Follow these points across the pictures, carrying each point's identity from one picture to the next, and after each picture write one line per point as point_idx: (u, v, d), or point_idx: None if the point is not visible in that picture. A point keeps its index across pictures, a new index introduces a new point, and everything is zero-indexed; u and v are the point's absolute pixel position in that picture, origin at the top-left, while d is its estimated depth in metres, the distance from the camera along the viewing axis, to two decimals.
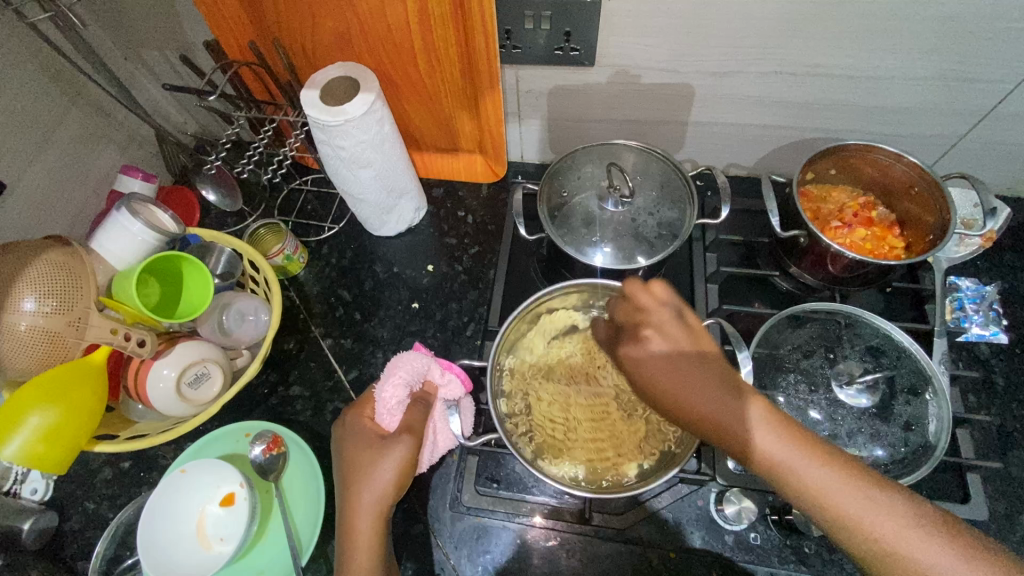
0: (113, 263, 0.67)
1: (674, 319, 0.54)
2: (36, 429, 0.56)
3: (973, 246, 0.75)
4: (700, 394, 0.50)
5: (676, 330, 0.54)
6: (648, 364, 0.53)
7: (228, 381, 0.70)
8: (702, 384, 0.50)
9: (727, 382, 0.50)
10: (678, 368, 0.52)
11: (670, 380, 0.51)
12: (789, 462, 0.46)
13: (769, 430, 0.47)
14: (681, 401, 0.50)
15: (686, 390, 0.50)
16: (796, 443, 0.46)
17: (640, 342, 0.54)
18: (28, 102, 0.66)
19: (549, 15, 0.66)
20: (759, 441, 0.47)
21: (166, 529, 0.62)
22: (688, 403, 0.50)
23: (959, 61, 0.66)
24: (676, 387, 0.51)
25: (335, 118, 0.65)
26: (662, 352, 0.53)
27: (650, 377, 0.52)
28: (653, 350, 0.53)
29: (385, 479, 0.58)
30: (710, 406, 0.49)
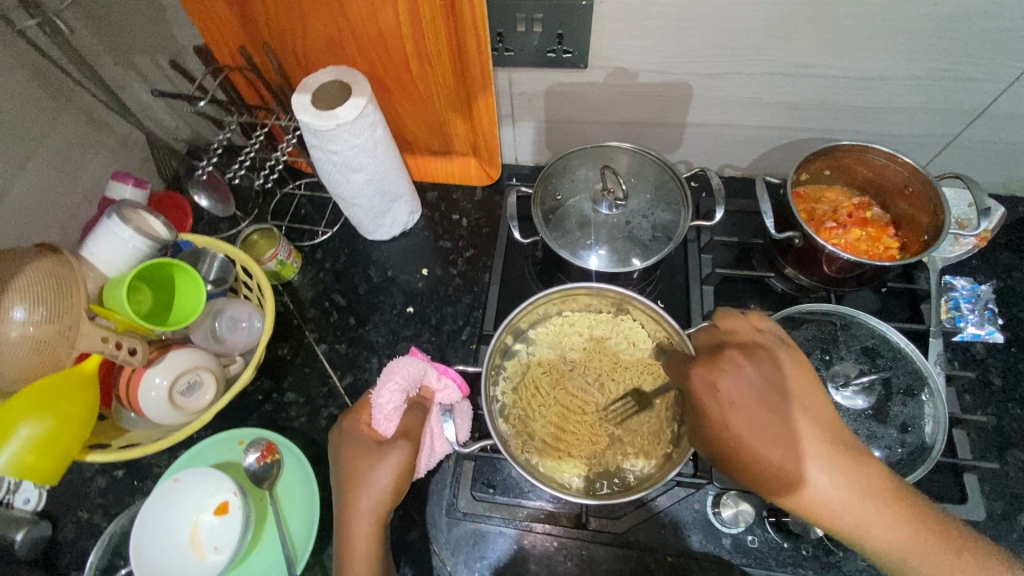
0: (103, 271, 0.66)
1: (750, 357, 0.50)
2: (26, 440, 0.56)
3: (968, 245, 0.75)
4: (777, 444, 0.47)
5: (758, 365, 0.50)
6: (732, 399, 0.48)
7: (220, 388, 0.70)
8: (778, 430, 0.47)
9: (804, 431, 0.48)
10: (765, 407, 0.48)
11: (754, 428, 0.47)
12: (852, 511, 0.47)
13: (834, 477, 0.48)
14: (759, 451, 0.47)
15: (767, 439, 0.47)
16: (859, 488, 0.48)
17: (722, 377, 0.48)
18: (18, 109, 0.66)
19: (541, 18, 0.66)
20: (824, 493, 0.47)
21: (159, 540, 0.61)
22: (767, 454, 0.47)
23: (951, 60, 0.66)
24: (761, 434, 0.47)
25: (326, 122, 0.65)
26: (750, 392, 0.48)
27: (727, 418, 0.48)
28: (735, 386, 0.48)
29: (382, 484, 0.58)
30: (788, 455, 0.47)
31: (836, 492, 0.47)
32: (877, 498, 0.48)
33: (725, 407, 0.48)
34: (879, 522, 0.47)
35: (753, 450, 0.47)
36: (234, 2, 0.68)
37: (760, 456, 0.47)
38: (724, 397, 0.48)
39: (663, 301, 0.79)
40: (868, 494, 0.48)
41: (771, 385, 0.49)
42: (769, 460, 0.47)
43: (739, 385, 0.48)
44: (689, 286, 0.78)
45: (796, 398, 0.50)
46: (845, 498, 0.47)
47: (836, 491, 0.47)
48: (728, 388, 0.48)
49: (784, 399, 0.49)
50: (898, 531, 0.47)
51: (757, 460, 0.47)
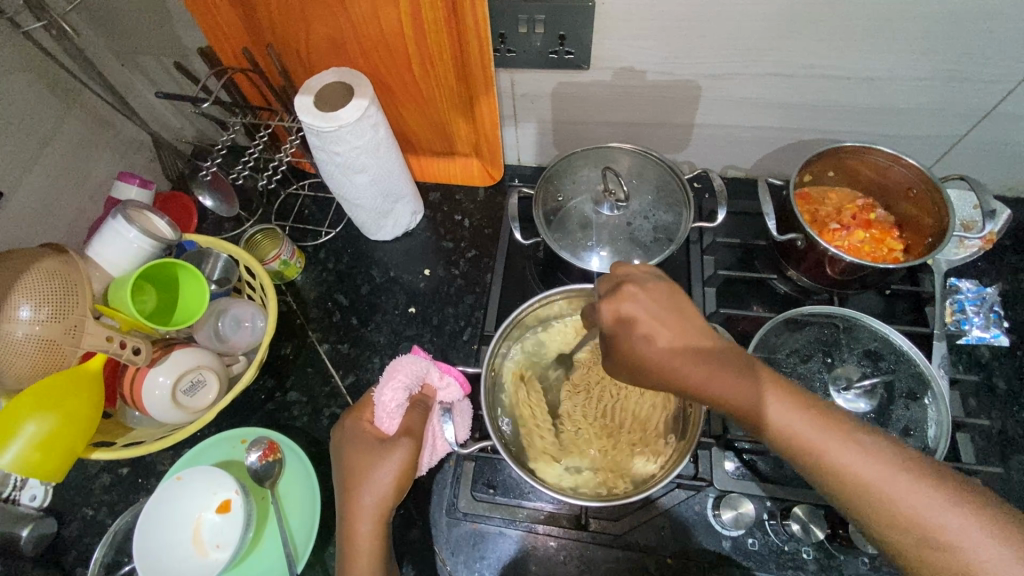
0: (108, 270, 0.67)
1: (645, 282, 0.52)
2: (32, 438, 0.56)
3: (972, 247, 0.74)
4: (670, 353, 0.49)
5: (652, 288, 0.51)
6: (639, 321, 0.50)
7: (223, 387, 0.70)
8: (673, 341, 0.49)
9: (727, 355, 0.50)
10: (668, 328, 0.50)
11: (646, 343, 0.49)
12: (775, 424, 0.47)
13: (779, 405, 0.48)
14: (649, 359, 0.49)
15: (660, 353, 0.49)
16: (807, 420, 0.47)
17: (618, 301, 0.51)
18: (24, 110, 0.67)
19: (542, 19, 0.66)
20: (767, 413, 0.48)
21: (162, 538, 0.62)
22: (658, 362, 0.49)
23: (956, 61, 0.66)
24: (652, 347, 0.49)
25: (329, 124, 0.65)
26: (647, 310, 0.50)
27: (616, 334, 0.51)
28: (629, 304, 0.51)
29: (384, 482, 0.58)
30: (689, 366, 0.49)
31: (770, 407, 0.47)
32: (817, 419, 0.47)
33: (633, 325, 0.50)
34: (831, 443, 0.45)
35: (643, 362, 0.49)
36: (238, 4, 0.68)
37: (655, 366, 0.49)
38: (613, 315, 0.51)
39: None
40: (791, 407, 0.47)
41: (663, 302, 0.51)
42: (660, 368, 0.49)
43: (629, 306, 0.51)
44: (692, 288, 0.78)
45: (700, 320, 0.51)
46: (767, 410, 0.47)
47: (749, 399, 0.48)
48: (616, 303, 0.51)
49: (681, 315, 0.50)
50: (834, 446, 0.45)
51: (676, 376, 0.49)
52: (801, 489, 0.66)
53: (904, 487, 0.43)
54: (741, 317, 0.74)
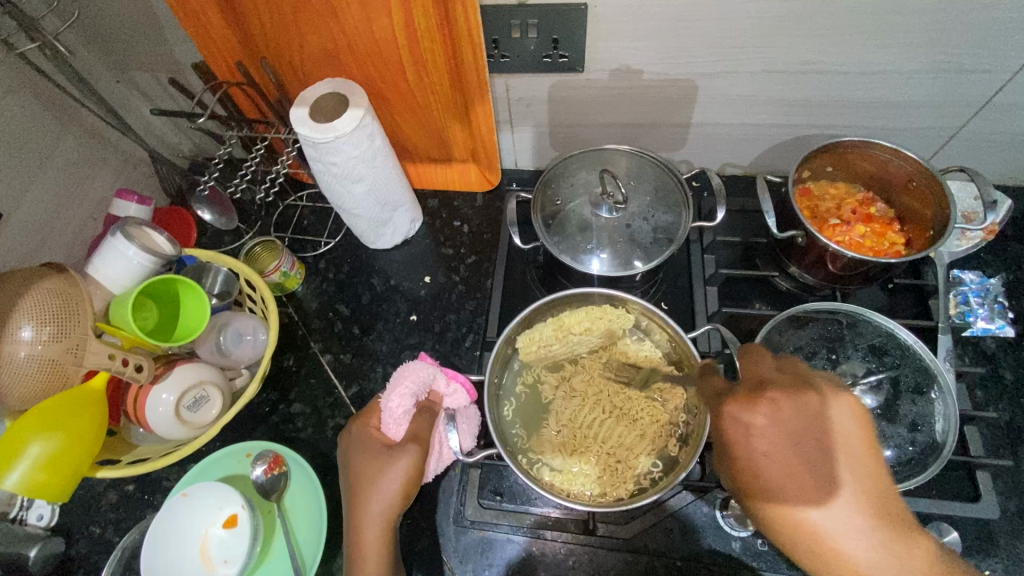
0: (110, 287, 0.67)
1: (803, 402, 0.46)
2: (37, 459, 0.56)
3: (975, 239, 0.73)
4: (819, 502, 0.44)
5: (806, 406, 0.46)
6: (766, 445, 0.45)
7: (227, 401, 0.70)
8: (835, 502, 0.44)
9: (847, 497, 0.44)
10: (798, 464, 0.45)
11: (799, 490, 0.45)
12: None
13: (876, 558, 0.43)
14: (799, 513, 0.44)
15: (802, 494, 0.45)
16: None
17: (757, 416, 0.46)
18: (21, 131, 0.67)
19: (536, 23, 0.66)
20: (856, 554, 0.43)
21: (170, 555, 0.62)
22: (820, 524, 0.44)
23: (951, 53, 0.66)
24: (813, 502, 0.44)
25: (325, 135, 0.65)
26: (776, 435, 0.45)
27: (758, 467, 0.45)
28: (770, 425, 0.46)
29: (391, 488, 0.58)
30: (799, 498, 0.44)
31: (861, 553, 0.43)
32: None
33: (754, 448, 0.46)
34: None
35: (793, 511, 0.44)
36: (231, 18, 0.69)
37: (810, 527, 0.44)
38: (756, 439, 0.46)
39: (666, 302, 0.78)
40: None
41: (819, 433, 0.46)
42: (786, 503, 0.45)
43: (772, 428, 0.46)
44: (693, 288, 0.78)
45: (829, 458, 0.45)
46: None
47: (884, 574, 0.43)
48: (759, 422, 0.46)
49: (839, 451, 0.46)
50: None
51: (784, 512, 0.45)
52: None
53: None
54: (743, 316, 0.74)
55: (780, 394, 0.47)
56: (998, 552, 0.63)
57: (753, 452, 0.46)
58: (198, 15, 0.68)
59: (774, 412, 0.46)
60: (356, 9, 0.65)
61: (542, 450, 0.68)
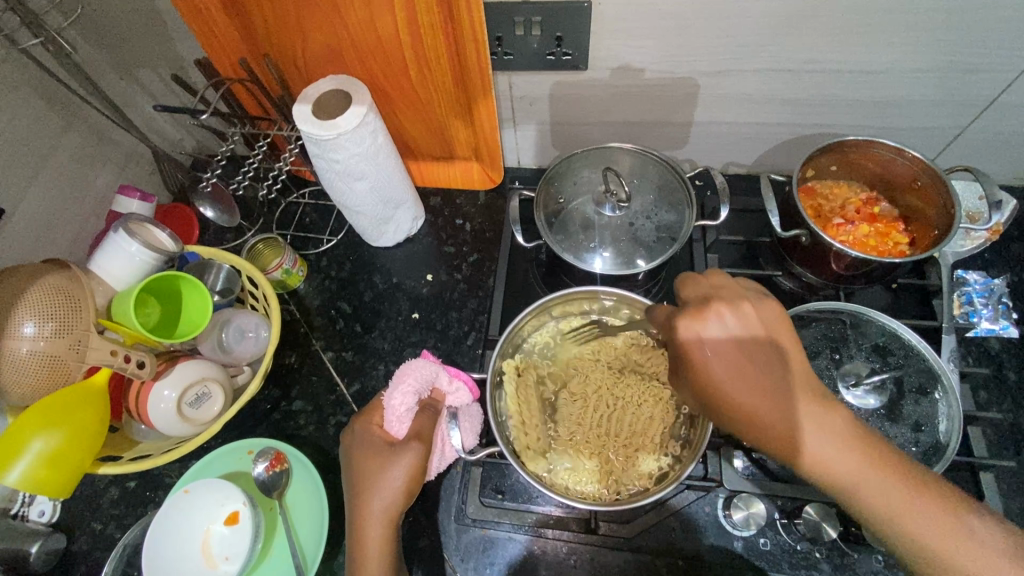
0: (112, 283, 0.67)
1: (753, 311, 0.51)
2: (39, 455, 0.56)
3: (979, 239, 0.73)
4: (771, 405, 0.49)
5: (746, 314, 0.51)
6: (711, 348, 0.50)
7: (229, 398, 0.70)
8: (775, 389, 0.49)
9: (787, 378, 0.50)
10: (734, 353, 0.50)
11: (742, 393, 0.49)
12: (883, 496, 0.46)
13: (821, 436, 0.48)
14: (739, 401, 0.49)
15: (737, 382, 0.49)
16: (851, 450, 0.47)
17: (707, 321, 0.51)
18: (24, 126, 0.67)
19: (539, 21, 0.66)
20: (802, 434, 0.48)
21: (171, 551, 0.62)
22: (753, 406, 0.49)
23: (956, 52, 0.65)
24: (760, 399, 0.49)
25: (328, 131, 0.65)
26: (725, 330, 0.50)
27: (706, 366, 0.50)
28: (722, 331, 0.51)
29: (395, 486, 0.58)
30: (737, 387, 0.49)
31: (805, 429, 0.48)
32: (854, 449, 0.47)
33: (698, 350, 0.50)
34: (864, 468, 0.47)
35: (736, 408, 0.49)
36: (234, 14, 0.69)
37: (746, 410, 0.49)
38: (700, 336, 0.51)
39: (669, 302, 0.78)
40: (890, 473, 0.47)
41: (756, 333, 0.51)
42: (725, 390, 0.49)
43: (726, 332, 0.50)
44: None
45: (762, 352, 0.50)
46: (876, 482, 0.47)
47: (830, 454, 0.47)
48: (711, 326, 0.51)
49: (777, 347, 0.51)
50: (932, 527, 0.45)
51: (728, 403, 0.49)
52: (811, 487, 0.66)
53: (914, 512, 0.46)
54: None
55: (730, 301, 0.52)
56: None
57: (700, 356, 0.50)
58: (202, 12, 0.68)
59: (728, 309, 0.51)
60: (360, 6, 0.65)
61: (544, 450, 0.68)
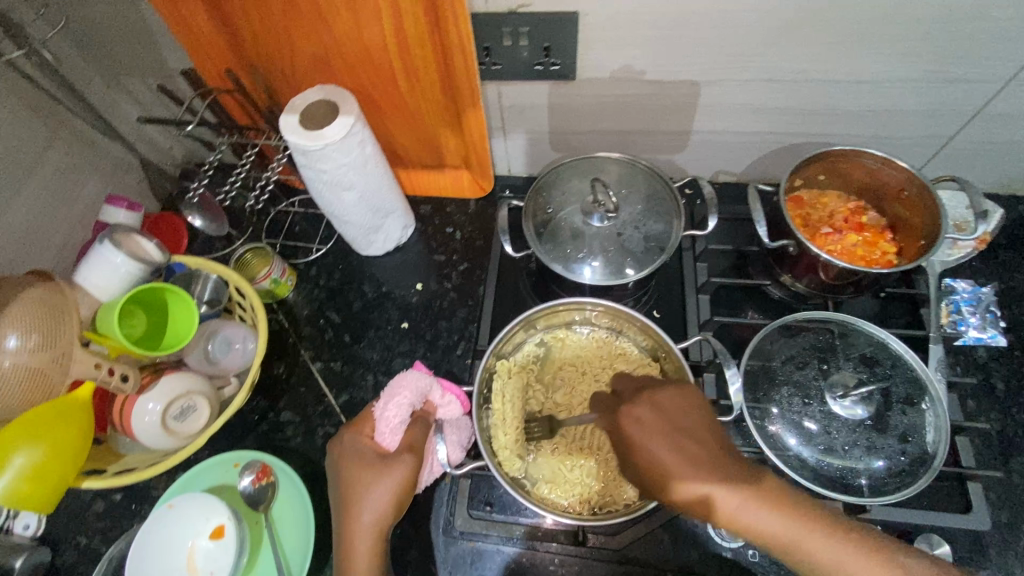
0: (97, 295, 0.66)
1: (669, 392, 0.56)
2: (21, 469, 0.56)
3: (966, 248, 0.73)
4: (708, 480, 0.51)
5: (674, 393, 0.56)
6: (642, 429, 0.54)
7: (215, 411, 0.70)
8: (712, 465, 0.51)
9: (720, 457, 0.52)
10: (667, 433, 0.54)
11: (682, 472, 0.51)
12: (821, 554, 0.48)
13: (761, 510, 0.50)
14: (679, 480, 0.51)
15: (677, 458, 0.52)
16: (792, 520, 0.49)
17: (638, 408, 0.56)
18: (9, 137, 0.66)
19: (527, 31, 0.66)
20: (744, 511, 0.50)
21: (156, 566, 0.61)
22: (697, 483, 0.50)
23: (943, 63, 0.66)
24: (699, 471, 0.51)
25: (314, 142, 0.65)
26: (655, 413, 0.55)
27: (645, 447, 0.53)
28: (650, 413, 0.55)
29: (383, 499, 0.57)
30: (677, 465, 0.52)
31: (747, 504, 0.49)
32: (795, 519, 0.50)
33: (635, 431, 0.55)
34: (806, 535, 0.49)
35: (680, 488, 0.51)
36: (221, 24, 0.68)
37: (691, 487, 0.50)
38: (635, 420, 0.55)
39: (658, 311, 0.78)
40: (830, 539, 0.49)
41: (685, 414, 0.55)
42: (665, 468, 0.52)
43: (654, 414, 0.55)
44: (685, 296, 0.77)
45: (692, 432, 0.54)
46: (809, 541, 0.49)
47: (773, 524, 0.49)
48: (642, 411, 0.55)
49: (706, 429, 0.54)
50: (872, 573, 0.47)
51: (670, 482, 0.51)
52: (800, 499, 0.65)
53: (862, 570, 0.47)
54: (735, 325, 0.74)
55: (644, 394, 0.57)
56: (990, 564, 0.62)
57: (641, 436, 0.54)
58: (188, 21, 0.68)
59: (655, 400, 0.56)
60: (347, 16, 0.65)
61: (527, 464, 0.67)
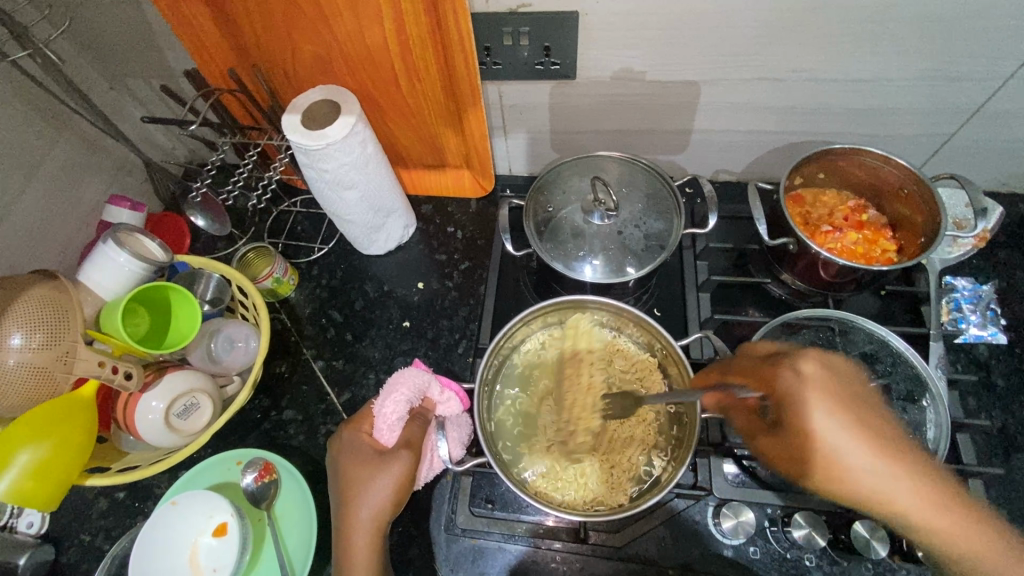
0: (101, 294, 0.67)
1: (832, 354, 0.50)
2: (25, 467, 0.56)
3: (966, 245, 0.74)
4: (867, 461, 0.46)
5: (836, 361, 0.50)
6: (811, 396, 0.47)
7: (218, 408, 0.70)
8: (880, 446, 0.46)
9: (886, 438, 0.47)
10: (835, 404, 0.47)
11: (850, 445, 0.46)
12: (962, 534, 0.46)
13: (915, 495, 0.46)
14: (841, 459, 0.46)
15: (842, 436, 0.46)
16: (946, 508, 0.46)
17: (804, 368, 0.48)
18: (13, 137, 0.67)
19: (527, 31, 0.66)
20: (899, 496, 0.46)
21: (158, 563, 0.61)
22: (856, 466, 0.46)
23: (941, 61, 0.66)
24: (868, 451, 0.46)
25: (316, 142, 0.65)
26: (820, 380, 0.48)
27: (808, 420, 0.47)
28: (821, 373, 0.48)
29: (383, 495, 0.57)
30: (841, 445, 0.46)
31: (903, 490, 0.45)
32: (951, 506, 0.46)
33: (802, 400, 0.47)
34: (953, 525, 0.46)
35: (845, 471, 0.46)
36: (223, 24, 0.69)
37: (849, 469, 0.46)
38: (799, 384, 0.48)
39: (659, 309, 0.78)
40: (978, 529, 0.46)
41: (848, 383, 0.48)
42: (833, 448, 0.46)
43: (821, 377, 0.48)
44: (685, 294, 0.78)
45: (858, 406, 0.47)
46: (961, 532, 0.46)
47: (926, 512, 0.46)
48: (811, 370, 0.48)
49: (868, 402, 0.48)
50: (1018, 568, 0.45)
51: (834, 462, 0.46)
52: (800, 495, 0.66)
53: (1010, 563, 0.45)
54: (736, 323, 0.74)
55: (801, 352, 0.50)
56: None
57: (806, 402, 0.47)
58: (191, 22, 0.68)
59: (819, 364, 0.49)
60: (349, 17, 0.65)
61: (529, 462, 0.67)
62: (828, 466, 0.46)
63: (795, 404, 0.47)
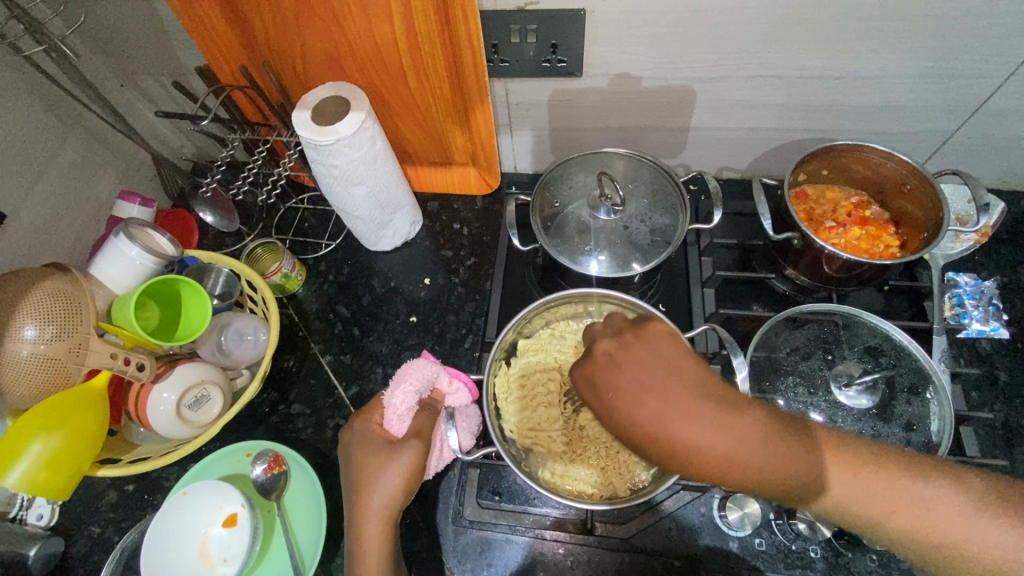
0: (112, 287, 0.67)
1: (647, 339, 0.51)
2: (38, 457, 0.57)
3: (969, 241, 0.74)
4: (730, 439, 0.44)
5: (645, 348, 0.50)
6: (624, 390, 0.48)
7: (228, 401, 0.71)
8: (738, 424, 0.45)
9: (725, 412, 0.46)
10: (663, 391, 0.47)
11: (756, 451, 0.44)
12: (890, 492, 0.44)
13: (823, 462, 0.45)
14: (705, 448, 0.44)
15: (711, 420, 0.45)
16: (861, 471, 0.44)
17: (617, 365, 0.49)
18: (26, 132, 0.68)
19: (535, 29, 0.67)
20: (809, 465, 0.44)
21: (169, 552, 0.62)
22: (735, 450, 0.44)
23: (943, 59, 0.67)
24: (699, 430, 0.45)
25: (326, 137, 0.66)
26: (639, 375, 0.48)
27: (637, 411, 0.46)
28: (622, 372, 0.49)
29: (393, 485, 0.58)
30: (696, 429, 0.45)
31: (808, 459, 0.45)
32: (848, 467, 0.45)
33: (626, 395, 0.47)
34: (871, 485, 0.44)
35: (675, 452, 0.45)
36: (235, 22, 0.70)
37: (729, 456, 0.44)
38: (615, 382, 0.48)
39: (664, 304, 0.79)
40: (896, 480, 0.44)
41: (660, 365, 0.48)
42: (691, 439, 0.44)
43: (629, 369, 0.49)
44: (690, 289, 0.78)
45: (681, 387, 0.47)
46: (863, 493, 0.44)
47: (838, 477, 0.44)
48: (619, 364, 0.49)
49: (685, 380, 0.47)
50: (954, 524, 0.42)
51: (674, 451, 0.45)
52: None
53: (949, 517, 0.42)
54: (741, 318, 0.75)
55: (622, 344, 0.51)
56: None
57: (625, 397, 0.47)
58: (202, 19, 0.69)
59: (641, 357, 0.49)
60: (358, 14, 0.66)
61: (543, 455, 0.68)
62: (723, 474, 0.44)
63: (610, 400, 0.48)
